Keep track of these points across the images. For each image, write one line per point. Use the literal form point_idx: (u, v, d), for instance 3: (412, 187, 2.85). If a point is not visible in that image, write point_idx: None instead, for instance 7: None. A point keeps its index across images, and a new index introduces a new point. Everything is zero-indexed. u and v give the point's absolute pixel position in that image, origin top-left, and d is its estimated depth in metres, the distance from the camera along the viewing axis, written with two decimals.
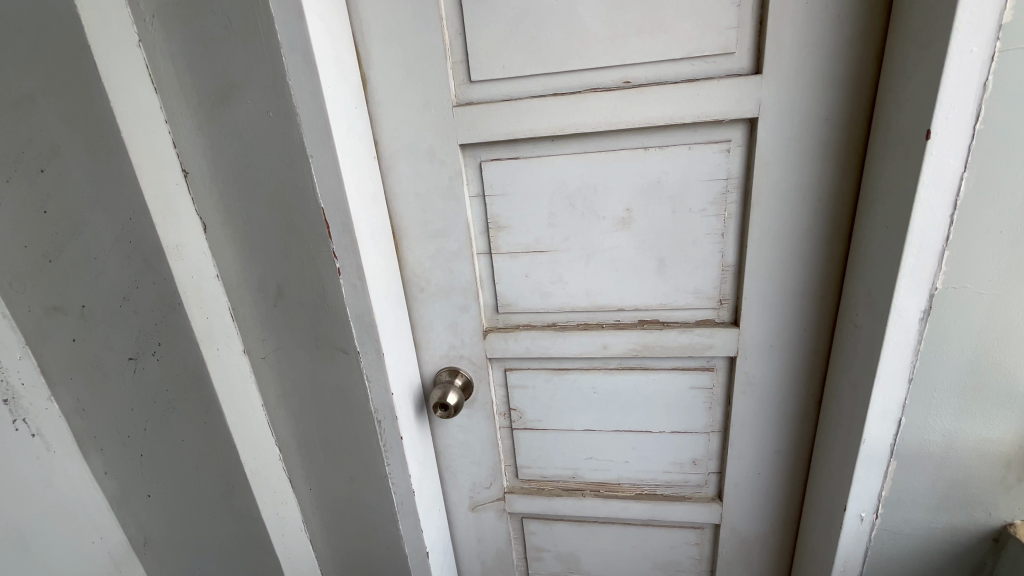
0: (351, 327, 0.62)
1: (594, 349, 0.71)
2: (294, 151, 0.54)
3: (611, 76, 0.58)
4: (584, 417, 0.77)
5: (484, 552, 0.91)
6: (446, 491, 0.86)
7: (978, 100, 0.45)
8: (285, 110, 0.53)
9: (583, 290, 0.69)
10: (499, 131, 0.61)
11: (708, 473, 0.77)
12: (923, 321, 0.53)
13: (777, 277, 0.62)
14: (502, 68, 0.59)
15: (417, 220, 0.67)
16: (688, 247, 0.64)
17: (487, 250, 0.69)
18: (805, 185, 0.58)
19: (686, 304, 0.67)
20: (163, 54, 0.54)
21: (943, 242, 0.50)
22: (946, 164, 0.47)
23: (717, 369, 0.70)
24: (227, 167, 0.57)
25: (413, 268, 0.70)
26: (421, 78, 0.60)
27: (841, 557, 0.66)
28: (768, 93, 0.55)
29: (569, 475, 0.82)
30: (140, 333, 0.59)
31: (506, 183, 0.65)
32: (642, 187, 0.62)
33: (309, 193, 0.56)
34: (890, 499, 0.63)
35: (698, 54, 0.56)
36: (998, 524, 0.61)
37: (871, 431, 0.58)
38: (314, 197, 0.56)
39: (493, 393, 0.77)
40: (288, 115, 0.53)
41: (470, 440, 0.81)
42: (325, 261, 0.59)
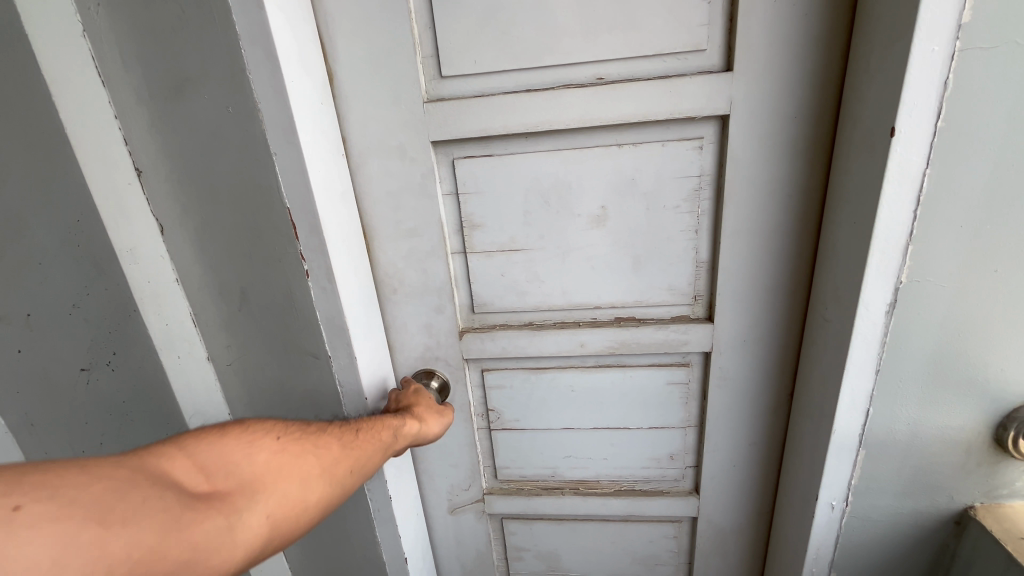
0: (322, 332, 0.60)
1: (570, 347, 0.70)
2: (258, 148, 0.51)
3: (584, 73, 0.58)
4: (562, 416, 0.76)
5: (464, 555, 0.90)
6: (425, 494, 0.84)
7: (939, 98, 0.46)
8: (246, 105, 0.50)
9: (559, 288, 0.68)
10: (471, 128, 0.60)
11: (684, 467, 0.78)
12: (889, 315, 0.54)
13: (749, 273, 0.63)
14: (473, 63, 0.58)
15: (388, 219, 0.65)
16: (663, 243, 0.64)
17: (461, 249, 0.68)
18: (775, 184, 0.59)
19: (662, 301, 0.68)
20: (109, 44, 0.51)
21: (907, 236, 0.51)
22: (910, 161, 0.48)
23: (692, 364, 0.71)
24: (184, 166, 0.54)
25: (386, 268, 0.68)
26: (389, 73, 0.58)
27: (813, 544, 0.68)
28: (738, 90, 0.55)
29: (548, 474, 0.82)
30: (94, 342, 0.56)
31: (480, 181, 0.64)
32: (617, 184, 0.62)
33: (273, 193, 0.53)
34: (859, 487, 0.65)
35: (669, 51, 0.56)
36: (959, 508, 0.63)
37: (841, 421, 0.60)
38: (279, 196, 0.53)
39: (471, 394, 0.76)
40: (249, 111, 0.50)
41: (448, 443, 0.80)
42: (294, 263, 0.56)
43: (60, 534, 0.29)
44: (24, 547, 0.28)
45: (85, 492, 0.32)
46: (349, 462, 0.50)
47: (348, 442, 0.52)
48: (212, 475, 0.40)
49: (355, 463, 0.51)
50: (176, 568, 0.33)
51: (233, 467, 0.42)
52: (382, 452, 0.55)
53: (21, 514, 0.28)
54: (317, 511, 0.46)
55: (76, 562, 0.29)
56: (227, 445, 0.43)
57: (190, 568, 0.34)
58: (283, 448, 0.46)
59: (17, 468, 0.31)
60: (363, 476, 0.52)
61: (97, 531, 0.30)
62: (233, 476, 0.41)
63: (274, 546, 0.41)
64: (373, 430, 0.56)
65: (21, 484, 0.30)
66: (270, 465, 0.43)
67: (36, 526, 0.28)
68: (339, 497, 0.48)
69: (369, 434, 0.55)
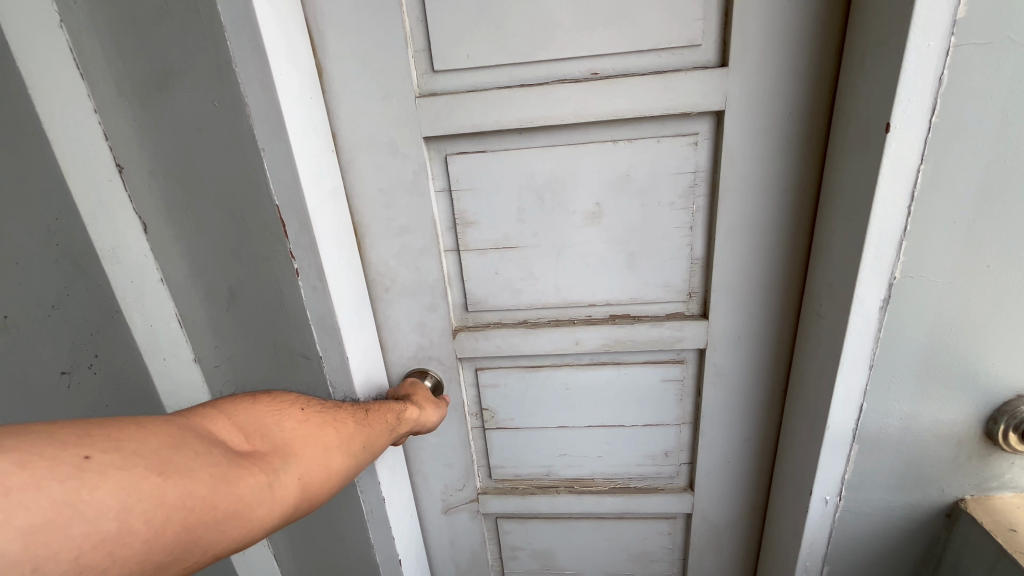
0: (312, 332, 0.58)
1: (565, 345, 0.70)
2: (245, 143, 0.50)
3: (579, 68, 0.57)
4: (557, 414, 0.76)
5: (458, 556, 0.90)
6: (419, 495, 0.83)
7: (934, 93, 0.46)
8: (233, 99, 0.48)
9: (554, 286, 0.68)
10: (464, 124, 0.59)
11: (679, 464, 0.78)
12: (883, 310, 0.54)
13: (744, 270, 0.63)
14: (466, 58, 0.57)
15: (380, 217, 0.64)
16: (658, 240, 0.64)
17: (455, 247, 0.67)
18: (770, 180, 0.59)
19: (657, 298, 0.67)
20: (89, 36, 0.50)
21: (901, 232, 0.51)
22: (905, 156, 0.48)
23: (687, 361, 0.71)
24: (168, 161, 0.53)
25: (377, 267, 0.67)
26: (380, 67, 0.57)
27: (807, 538, 0.68)
28: (734, 86, 0.55)
29: (543, 472, 0.81)
30: (77, 344, 0.54)
31: (473, 178, 0.63)
32: (611, 181, 0.61)
33: (260, 190, 0.52)
34: (852, 481, 0.65)
35: (665, 46, 0.55)
36: (950, 501, 0.64)
37: (835, 417, 0.60)
38: (268, 193, 0.52)
39: (464, 393, 0.75)
40: (235, 105, 0.49)
41: (442, 442, 0.79)
42: (283, 261, 0.55)
43: (127, 481, 0.32)
44: (95, 494, 0.30)
45: (144, 445, 0.34)
46: (370, 434, 0.53)
47: (365, 418, 0.55)
48: (250, 438, 0.43)
49: (374, 435, 0.53)
50: (224, 518, 0.36)
51: (267, 432, 0.44)
52: (392, 431, 0.57)
53: (91, 463, 0.31)
54: (345, 477, 0.48)
55: (139, 508, 0.32)
56: (258, 414, 0.46)
57: (235, 519, 0.37)
58: (309, 418, 0.49)
59: (82, 422, 0.34)
60: (381, 449, 0.54)
61: (156, 479, 0.33)
62: (268, 440, 0.44)
63: (309, 506, 0.44)
64: (384, 411, 0.58)
65: (89, 436, 0.33)
66: (300, 433, 0.46)
67: (106, 474, 0.31)
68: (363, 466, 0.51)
69: (380, 413, 0.57)
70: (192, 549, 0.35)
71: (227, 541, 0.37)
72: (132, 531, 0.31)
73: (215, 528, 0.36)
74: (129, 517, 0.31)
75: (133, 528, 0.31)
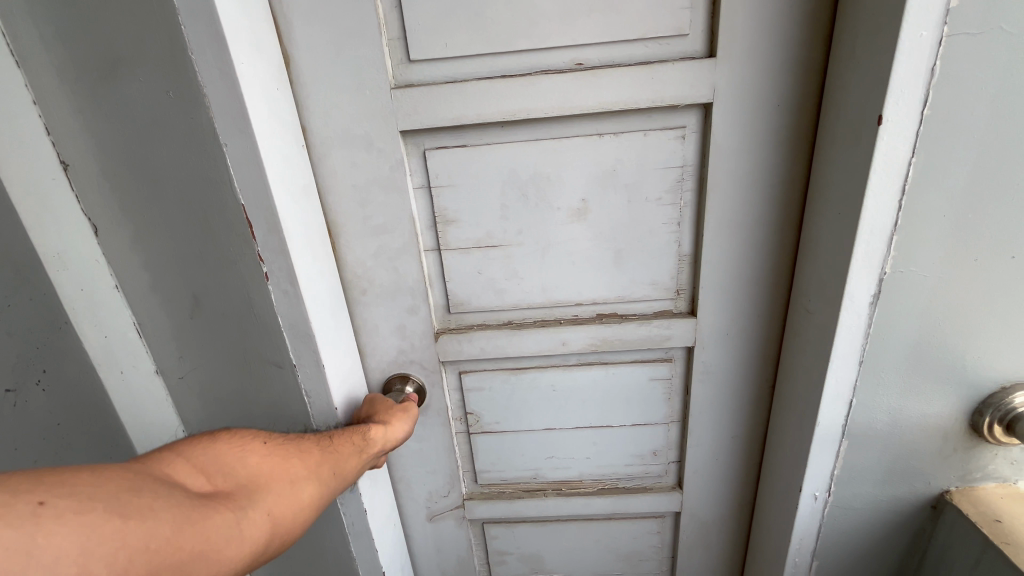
0: (284, 339, 0.55)
1: (552, 346, 0.68)
2: (205, 138, 0.46)
3: (562, 58, 0.55)
4: (544, 417, 0.74)
5: (444, 563, 0.87)
6: (402, 503, 0.81)
7: (927, 85, 0.45)
8: (189, 89, 0.44)
9: (539, 285, 0.65)
10: (443, 117, 0.56)
11: (668, 463, 0.77)
12: (873, 306, 0.54)
13: (733, 265, 0.62)
14: (444, 46, 0.54)
15: (355, 215, 0.61)
16: (645, 237, 0.62)
17: (435, 246, 0.64)
18: (759, 174, 0.57)
19: (644, 296, 0.66)
20: (24, 19, 0.45)
21: (892, 226, 0.50)
22: (896, 149, 0.47)
23: (675, 359, 0.70)
24: (119, 157, 0.49)
25: (354, 268, 0.63)
26: (352, 55, 0.54)
27: (797, 534, 0.68)
28: (722, 77, 0.54)
29: (530, 475, 0.79)
30: (21, 359, 0.50)
31: (453, 173, 0.60)
32: (597, 176, 0.59)
33: (225, 188, 0.48)
34: (841, 477, 0.65)
35: (651, 35, 0.53)
36: (936, 492, 0.65)
37: (825, 413, 0.60)
38: (232, 191, 0.48)
39: (448, 398, 0.73)
40: (192, 96, 0.45)
41: (425, 449, 0.76)
42: (250, 264, 0.51)
43: (85, 525, 0.29)
44: (52, 538, 0.28)
45: (99, 488, 0.32)
46: (339, 461, 0.51)
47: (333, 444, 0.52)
48: (211, 477, 0.40)
49: (345, 463, 0.51)
50: (191, 560, 0.33)
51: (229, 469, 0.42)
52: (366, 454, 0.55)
53: (45, 508, 0.29)
54: (315, 510, 0.46)
55: (100, 552, 0.29)
56: (219, 451, 0.43)
57: (204, 561, 0.34)
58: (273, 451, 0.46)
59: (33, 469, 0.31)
60: (353, 478, 0.52)
61: (116, 522, 0.30)
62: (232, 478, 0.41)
63: (279, 544, 0.41)
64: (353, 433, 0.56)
65: (41, 480, 0.30)
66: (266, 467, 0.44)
67: (62, 518, 0.29)
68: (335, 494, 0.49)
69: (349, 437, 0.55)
70: None
71: None
72: None
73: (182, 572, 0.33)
74: (89, 562, 0.29)
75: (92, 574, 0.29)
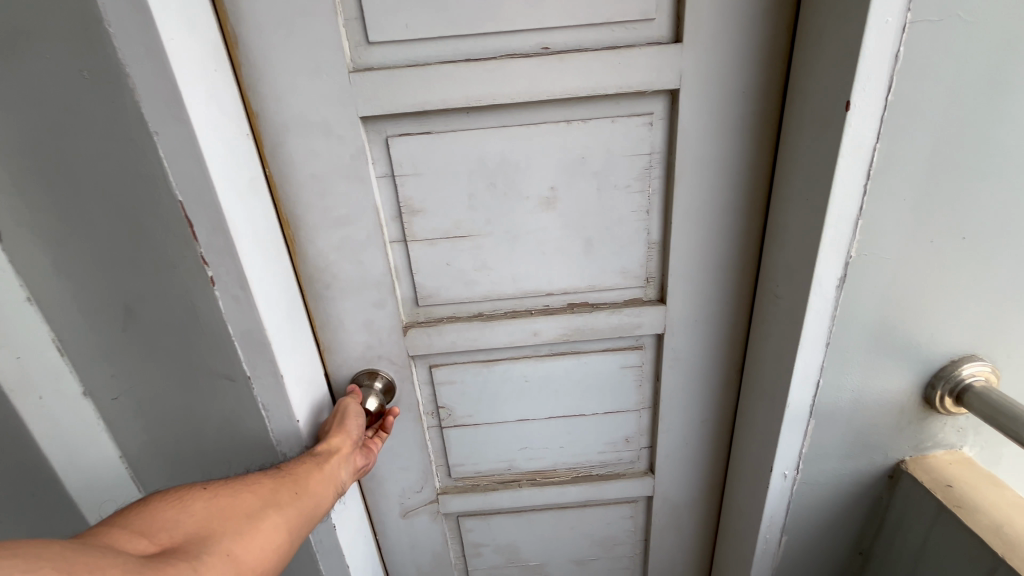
0: (227, 339, 0.52)
1: (523, 337, 0.67)
2: (130, 125, 0.43)
3: (528, 41, 0.53)
4: (517, 408, 0.74)
5: (420, 559, 0.86)
6: (374, 500, 0.79)
7: (890, 71, 0.46)
8: (110, 71, 0.41)
9: (509, 276, 0.64)
10: (406, 102, 0.54)
11: (639, 448, 0.78)
12: (838, 289, 0.56)
13: (700, 253, 0.63)
14: (404, 27, 0.51)
15: (315, 206, 0.58)
16: (614, 225, 0.62)
17: (401, 238, 0.62)
18: (724, 161, 0.58)
19: (615, 284, 0.66)
20: None
21: (857, 212, 0.52)
22: (861, 136, 0.48)
23: (645, 346, 0.70)
24: (27, 142, 0.45)
25: (315, 261, 0.60)
26: (306, 37, 0.50)
27: (768, 512, 0.70)
28: (688, 63, 0.53)
29: (504, 467, 0.79)
30: None
31: (418, 161, 0.57)
32: (565, 164, 0.58)
33: (157, 184, 0.45)
34: (808, 455, 0.67)
35: (618, 19, 0.52)
36: (892, 463, 0.68)
37: (794, 394, 0.61)
38: (163, 183, 0.45)
39: (419, 393, 0.71)
40: (114, 78, 0.41)
41: (396, 445, 0.74)
42: (187, 261, 0.48)
43: None
44: None
45: (41, 550, 0.31)
46: (297, 486, 0.51)
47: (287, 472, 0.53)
48: (156, 537, 0.39)
49: (305, 490, 0.51)
50: None
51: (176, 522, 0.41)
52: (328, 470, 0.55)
53: None
54: (284, 537, 0.46)
55: None
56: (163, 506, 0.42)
57: None
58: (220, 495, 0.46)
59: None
60: (319, 500, 0.53)
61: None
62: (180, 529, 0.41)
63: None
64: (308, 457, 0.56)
65: None
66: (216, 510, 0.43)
67: None
68: (300, 519, 0.49)
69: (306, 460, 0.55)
70: None
71: None
72: None
73: None
74: None
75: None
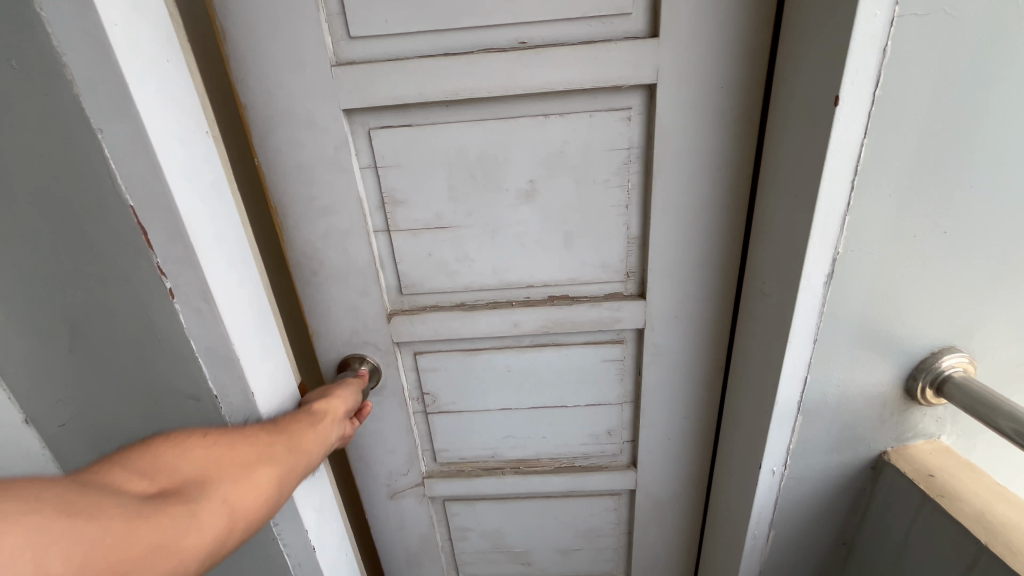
0: (174, 330, 0.54)
1: (504, 328, 0.69)
2: (74, 120, 0.46)
3: (505, 36, 0.54)
4: (499, 397, 0.75)
5: (407, 540, 0.89)
6: (363, 480, 0.82)
7: (879, 66, 0.45)
8: (55, 69, 0.44)
9: (490, 268, 0.66)
10: (386, 96, 0.55)
11: (622, 442, 0.79)
12: (827, 285, 0.55)
13: (679, 249, 0.63)
14: (384, 23, 0.53)
15: (301, 195, 0.60)
16: (594, 220, 0.63)
17: (385, 227, 0.63)
18: (703, 156, 0.58)
19: (595, 278, 0.66)
20: None
21: (845, 208, 0.51)
22: (849, 132, 0.48)
23: (626, 341, 0.70)
24: None
25: (302, 248, 0.63)
26: (289, 32, 0.53)
27: (757, 509, 0.70)
28: (665, 58, 0.53)
29: (488, 454, 0.81)
30: None
31: (399, 153, 0.59)
32: (544, 158, 0.59)
33: (102, 177, 0.48)
34: (796, 451, 0.66)
35: (594, 14, 0.52)
36: (875, 454, 0.66)
37: (781, 391, 0.61)
38: (108, 178, 0.48)
39: (404, 379, 0.73)
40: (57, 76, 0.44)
41: (383, 428, 0.77)
42: (133, 254, 0.51)
43: (29, 526, 0.30)
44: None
45: (42, 489, 0.33)
46: (294, 441, 0.53)
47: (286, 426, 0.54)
48: (156, 479, 0.41)
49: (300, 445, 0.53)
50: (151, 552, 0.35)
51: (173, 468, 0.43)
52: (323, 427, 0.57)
53: None
54: (278, 488, 0.48)
55: (50, 549, 0.31)
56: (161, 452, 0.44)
57: (164, 548, 0.36)
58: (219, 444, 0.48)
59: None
60: (313, 454, 0.54)
61: (65, 518, 0.32)
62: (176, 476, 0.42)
63: (242, 529, 0.44)
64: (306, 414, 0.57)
65: None
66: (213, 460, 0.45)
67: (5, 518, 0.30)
68: (295, 471, 0.51)
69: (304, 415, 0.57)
70: None
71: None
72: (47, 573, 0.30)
73: (143, 565, 0.35)
74: (37, 560, 0.30)
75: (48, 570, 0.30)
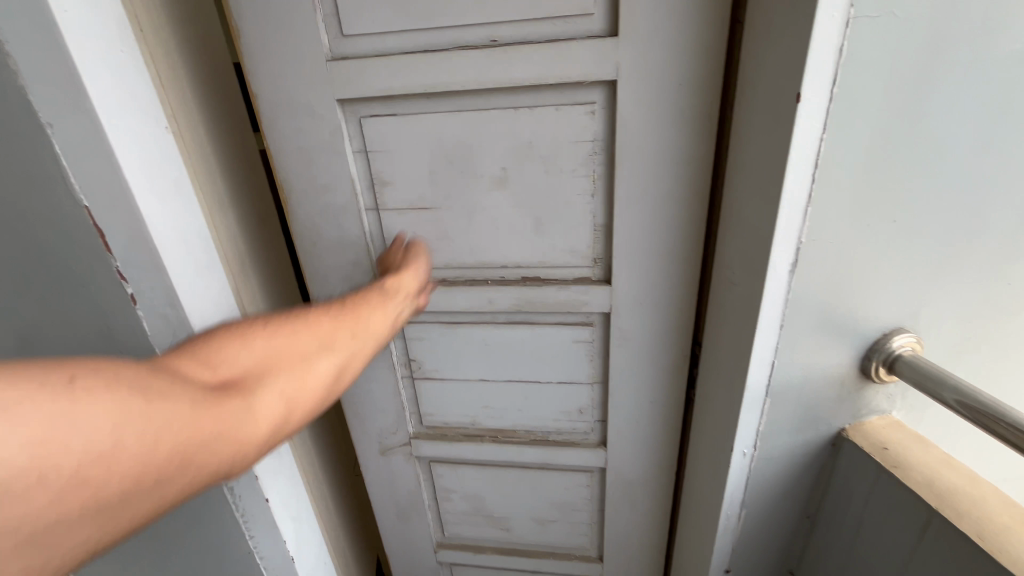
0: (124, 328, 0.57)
1: (480, 304, 0.74)
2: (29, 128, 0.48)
3: (478, 34, 0.59)
4: (478, 368, 0.81)
5: (397, 494, 0.98)
6: (357, 436, 0.91)
7: (836, 64, 0.47)
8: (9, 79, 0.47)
9: (468, 247, 0.72)
10: (372, 88, 0.62)
11: (592, 421, 0.83)
12: (792, 274, 0.56)
13: (641, 239, 0.66)
14: (371, 23, 0.60)
15: (301, 175, 0.68)
16: (562, 207, 0.67)
17: (374, 206, 0.71)
18: (664, 150, 0.61)
19: (564, 262, 0.71)
20: None
21: (808, 200, 0.52)
22: (811, 128, 0.49)
23: (595, 324, 0.74)
24: None
25: (303, 222, 0.72)
26: (290, 31, 0.60)
27: (729, 490, 0.71)
28: (624, 56, 0.57)
29: (468, 422, 0.87)
30: None
31: (386, 140, 0.66)
32: (515, 148, 0.64)
33: (55, 182, 0.50)
34: (765, 433, 0.67)
35: (557, 15, 0.57)
36: (835, 430, 0.67)
37: (751, 374, 0.62)
38: (61, 184, 0.50)
39: (392, 345, 0.81)
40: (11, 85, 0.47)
41: (374, 389, 0.85)
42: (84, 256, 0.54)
43: (120, 406, 0.33)
44: (88, 409, 0.32)
45: (115, 375, 0.34)
46: (359, 324, 0.52)
47: (348, 308, 0.53)
48: (218, 368, 0.41)
49: (370, 326, 0.53)
50: (212, 438, 0.37)
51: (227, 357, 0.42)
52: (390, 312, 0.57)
53: (79, 383, 0.32)
54: (347, 374, 0.48)
55: (133, 428, 0.33)
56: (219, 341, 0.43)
57: (225, 436, 0.37)
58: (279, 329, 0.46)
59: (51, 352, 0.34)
60: (385, 333, 0.55)
61: (143, 401, 0.34)
62: (232, 367, 0.41)
63: (306, 418, 0.45)
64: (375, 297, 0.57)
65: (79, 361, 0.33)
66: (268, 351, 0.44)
67: (94, 396, 0.32)
68: (367, 354, 0.52)
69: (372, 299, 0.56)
70: (188, 465, 0.36)
71: (222, 460, 0.38)
72: (126, 447, 0.33)
73: (204, 448, 0.37)
74: (124, 436, 0.33)
75: (125, 445, 0.33)
